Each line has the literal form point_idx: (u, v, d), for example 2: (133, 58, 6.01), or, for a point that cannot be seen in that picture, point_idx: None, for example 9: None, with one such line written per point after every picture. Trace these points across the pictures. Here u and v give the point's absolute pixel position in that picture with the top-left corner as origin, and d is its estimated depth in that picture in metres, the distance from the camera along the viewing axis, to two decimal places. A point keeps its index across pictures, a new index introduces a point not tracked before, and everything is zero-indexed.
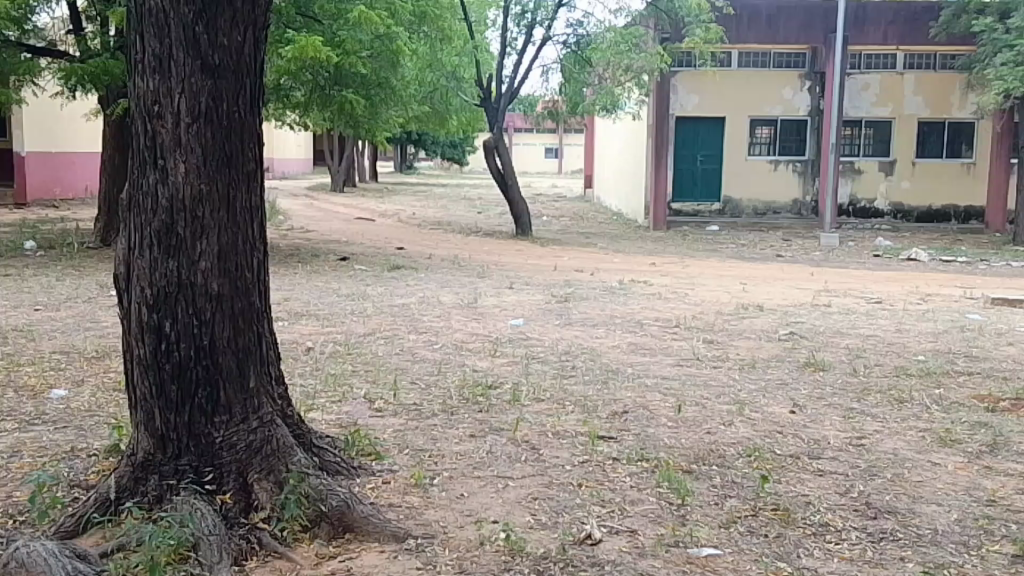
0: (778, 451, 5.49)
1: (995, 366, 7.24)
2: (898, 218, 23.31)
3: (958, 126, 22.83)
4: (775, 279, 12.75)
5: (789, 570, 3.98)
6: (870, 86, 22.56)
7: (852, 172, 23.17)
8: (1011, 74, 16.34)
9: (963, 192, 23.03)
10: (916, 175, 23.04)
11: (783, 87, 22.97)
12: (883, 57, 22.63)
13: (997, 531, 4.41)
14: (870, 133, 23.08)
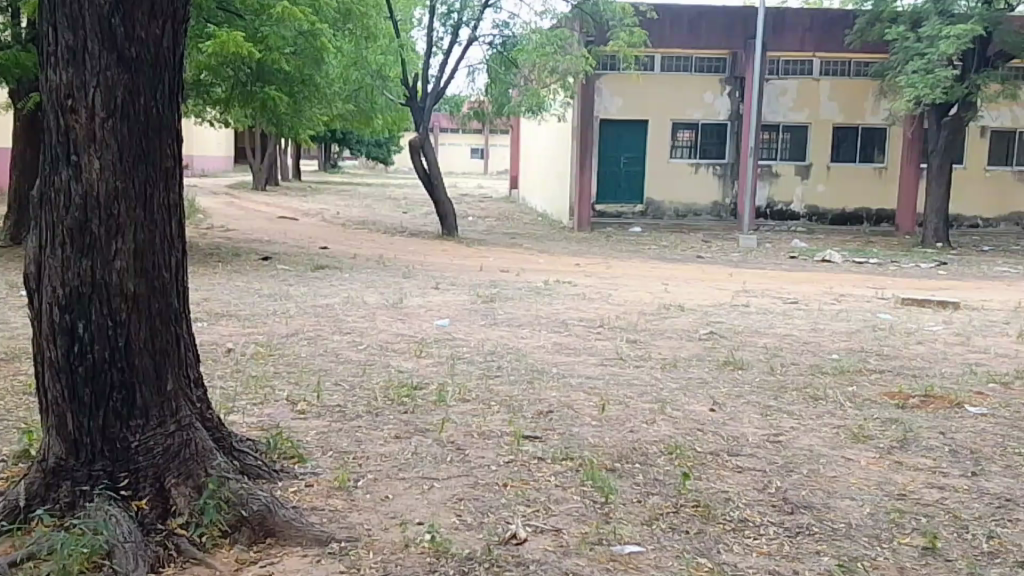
0: (698, 448, 5.63)
1: (903, 364, 7.58)
2: (813, 220, 24.17)
3: (870, 132, 23.80)
4: (695, 279, 13.07)
5: (710, 566, 4.08)
6: (788, 92, 23.39)
7: (770, 175, 23.93)
8: (920, 83, 17.09)
9: (874, 196, 24.03)
10: (830, 178, 23.95)
11: (704, 92, 23.56)
12: (799, 63, 23.39)
13: (907, 524, 4.62)
14: (787, 138, 23.88)
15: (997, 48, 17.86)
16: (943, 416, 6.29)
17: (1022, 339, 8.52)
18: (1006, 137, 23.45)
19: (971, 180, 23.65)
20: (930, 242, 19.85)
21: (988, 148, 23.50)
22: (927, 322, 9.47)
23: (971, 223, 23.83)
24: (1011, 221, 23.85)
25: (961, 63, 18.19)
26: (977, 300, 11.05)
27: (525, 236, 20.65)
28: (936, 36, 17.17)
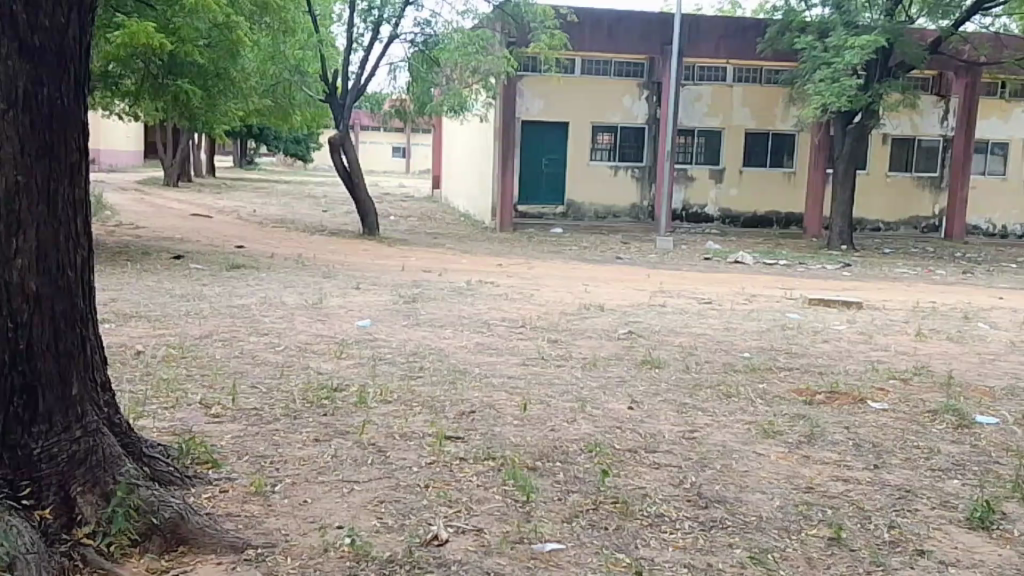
0: (617, 446, 5.73)
1: (811, 362, 7.89)
2: (726, 223, 24.89)
3: (781, 138, 24.64)
4: (615, 279, 13.33)
5: (627, 561, 4.16)
6: (702, 98, 24.00)
7: (686, 179, 24.55)
8: (827, 90, 17.78)
9: (784, 200, 24.87)
10: (743, 182, 24.71)
11: (623, 96, 23.97)
12: (714, 69, 24.13)
13: (814, 515, 4.81)
14: (702, 142, 24.51)
15: (898, 59, 18.76)
16: (848, 411, 6.56)
17: (919, 338, 8.97)
18: (906, 144, 24.60)
19: (873, 185, 24.75)
20: (835, 243, 20.65)
21: (889, 155, 24.63)
22: (834, 321, 9.86)
23: (873, 227, 24.95)
24: (910, 225, 25.00)
25: (865, 72, 19.03)
26: (880, 300, 11.57)
27: (447, 235, 20.59)
28: (842, 46, 17.87)
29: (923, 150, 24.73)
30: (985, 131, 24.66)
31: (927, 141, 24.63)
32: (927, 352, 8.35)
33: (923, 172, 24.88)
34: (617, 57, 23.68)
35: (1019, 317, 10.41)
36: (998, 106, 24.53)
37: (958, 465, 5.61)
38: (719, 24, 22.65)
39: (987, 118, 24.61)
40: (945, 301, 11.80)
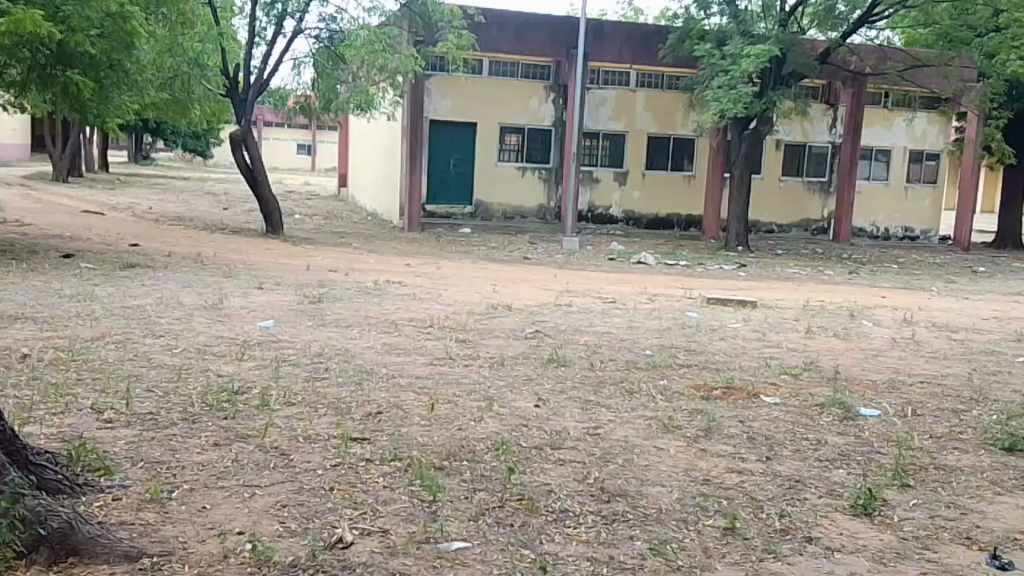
0: (523, 443, 5.80)
1: (709, 359, 8.18)
2: (630, 224, 25.44)
3: (682, 142, 25.38)
4: (521, 279, 13.45)
5: (532, 557, 4.22)
6: (607, 101, 24.52)
7: (592, 180, 25.01)
8: (725, 97, 18.39)
9: (685, 202, 25.65)
10: (646, 185, 25.33)
11: (530, 98, 24.21)
12: (618, 74, 24.62)
13: (711, 506, 5.00)
14: (607, 145, 24.98)
15: (791, 68, 19.60)
16: (743, 406, 6.83)
17: (810, 335, 9.39)
18: (797, 150, 25.74)
19: (768, 189, 25.79)
20: (732, 244, 21.38)
21: (782, 160, 25.73)
22: (731, 320, 10.22)
23: (767, 228, 26.02)
24: (801, 227, 26.16)
25: (761, 80, 19.82)
26: (773, 300, 12.06)
27: (354, 235, 20.33)
28: (739, 55, 18.52)
29: (813, 156, 25.89)
30: (869, 138, 26.03)
31: (817, 147, 25.80)
32: (816, 348, 8.77)
33: (813, 177, 26.03)
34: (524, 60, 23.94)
35: (899, 315, 11.04)
36: (881, 116, 25.95)
37: (844, 455, 5.93)
38: (623, 30, 23.07)
39: (872, 126, 25.99)
40: (832, 299, 12.41)
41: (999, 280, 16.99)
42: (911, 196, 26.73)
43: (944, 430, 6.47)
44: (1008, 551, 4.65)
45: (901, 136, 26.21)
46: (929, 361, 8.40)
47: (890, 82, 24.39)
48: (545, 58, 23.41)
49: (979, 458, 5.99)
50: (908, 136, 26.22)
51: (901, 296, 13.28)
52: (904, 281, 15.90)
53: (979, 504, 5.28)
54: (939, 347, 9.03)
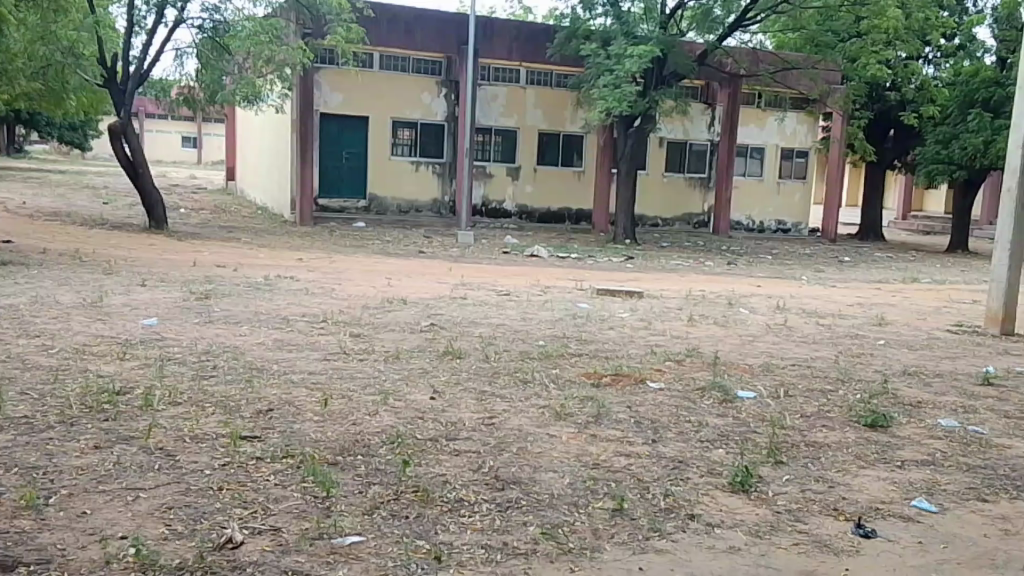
0: (417, 435, 5.85)
1: (598, 347, 8.44)
2: (523, 218, 25.76)
3: (571, 139, 25.86)
4: (416, 273, 13.43)
5: (427, 548, 4.30)
6: (498, 97, 24.69)
7: (484, 175, 25.16)
8: (610, 95, 18.80)
9: (575, 196, 26.16)
10: (538, 179, 25.69)
11: (421, 93, 24.17)
12: (508, 71, 24.80)
13: (600, 489, 5.21)
14: (499, 140, 25.24)
15: (672, 69, 20.34)
16: (630, 391, 7.10)
17: (692, 323, 9.82)
18: (679, 147, 26.69)
19: (653, 184, 26.62)
20: (620, 238, 21.95)
21: (666, 157, 26.61)
22: (619, 310, 10.55)
23: (652, 223, 26.85)
24: (684, 221, 27.15)
25: (644, 80, 20.50)
26: (658, 290, 12.49)
27: (243, 230, 19.79)
28: (622, 54, 18.99)
29: (694, 153, 26.94)
30: (745, 137, 27.23)
31: (697, 144, 26.86)
32: (698, 335, 9.19)
33: (693, 173, 27.08)
34: (415, 55, 23.79)
35: (773, 302, 11.67)
36: (756, 115, 27.18)
37: (723, 436, 6.27)
38: (512, 27, 23.26)
39: (748, 125, 27.18)
40: (714, 289, 12.97)
41: (862, 269, 18.14)
42: (784, 192, 28.17)
43: (813, 409, 6.93)
44: (870, 520, 5.05)
45: (773, 134, 27.57)
46: (799, 345, 8.94)
47: (763, 84, 25.59)
48: (435, 54, 23.40)
49: (844, 433, 6.46)
50: (778, 135, 27.63)
51: (776, 285, 14.00)
52: (779, 271, 16.78)
53: (844, 477, 5.70)
54: (808, 332, 9.61)
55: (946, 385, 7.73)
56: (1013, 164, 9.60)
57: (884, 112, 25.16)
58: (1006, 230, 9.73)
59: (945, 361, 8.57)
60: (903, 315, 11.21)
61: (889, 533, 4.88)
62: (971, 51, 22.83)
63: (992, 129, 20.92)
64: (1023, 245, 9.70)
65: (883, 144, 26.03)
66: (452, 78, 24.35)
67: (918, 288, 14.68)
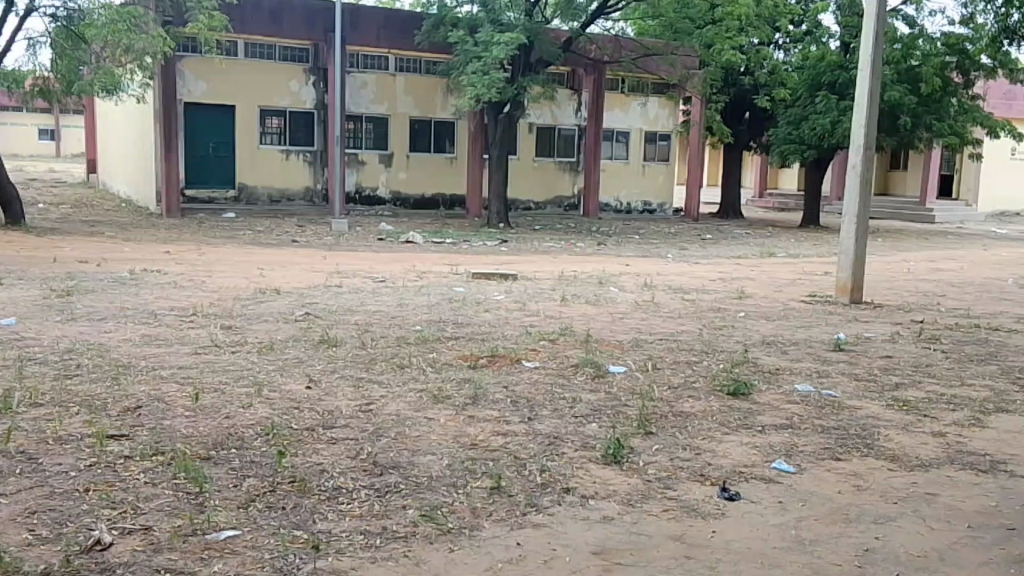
0: (293, 426, 5.82)
1: (474, 330, 8.57)
2: (398, 205, 25.62)
3: (442, 126, 25.83)
4: (289, 262, 13.19)
5: (305, 537, 4.32)
6: (368, 85, 24.53)
7: (356, 163, 24.91)
8: (480, 81, 18.90)
9: (447, 182, 26.17)
10: (410, 166, 25.59)
11: (288, 80, 23.62)
12: (375, 58, 24.66)
13: (479, 469, 5.34)
14: (370, 128, 25.00)
15: (538, 56, 20.65)
16: (506, 371, 7.28)
17: (564, 303, 10.09)
18: (548, 133, 27.17)
19: (524, 169, 26.99)
20: (494, 222, 22.16)
21: (536, 142, 27.03)
22: (494, 292, 10.71)
23: (525, 206, 27.23)
24: (555, 204, 27.68)
25: (512, 66, 20.71)
26: (532, 272, 12.74)
27: (109, 224, 18.89)
28: (490, 42, 19.13)
29: (562, 138, 27.45)
30: (610, 121, 28.02)
31: (565, 130, 27.40)
32: (570, 314, 9.46)
33: (563, 157, 27.61)
34: (281, 42, 23.26)
35: (641, 280, 12.12)
36: (620, 100, 28.02)
37: (596, 410, 6.53)
38: (379, 15, 22.99)
39: (611, 110, 28.02)
40: (587, 269, 13.32)
41: (725, 245, 19.00)
42: (649, 173, 29.10)
43: (680, 380, 7.30)
44: (734, 483, 5.39)
45: (638, 119, 28.48)
46: (666, 320, 9.34)
47: (627, 70, 26.37)
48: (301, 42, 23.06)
49: (709, 402, 6.82)
50: (642, 119, 28.55)
51: (645, 264, 14.52)
52: (646, 249, 17.39)
53: (710, 443, 6.04)
54: (675, 307, 10.04)
55: (801, 352, 8.27)
56: (857, 141, 10.30)
57: (738, 96, 26.33)
58: (853, 205, 10.47)
59: (800, 330, 9.15)
60: (762, 288, 11.85)
61: (751, 494, 5.23)
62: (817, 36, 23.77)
63: (838, 110, 22.30)
64: (867, 219, 10.48)
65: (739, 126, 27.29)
66: (320, 65, 23.89)
67: (777, 262, 15.52)
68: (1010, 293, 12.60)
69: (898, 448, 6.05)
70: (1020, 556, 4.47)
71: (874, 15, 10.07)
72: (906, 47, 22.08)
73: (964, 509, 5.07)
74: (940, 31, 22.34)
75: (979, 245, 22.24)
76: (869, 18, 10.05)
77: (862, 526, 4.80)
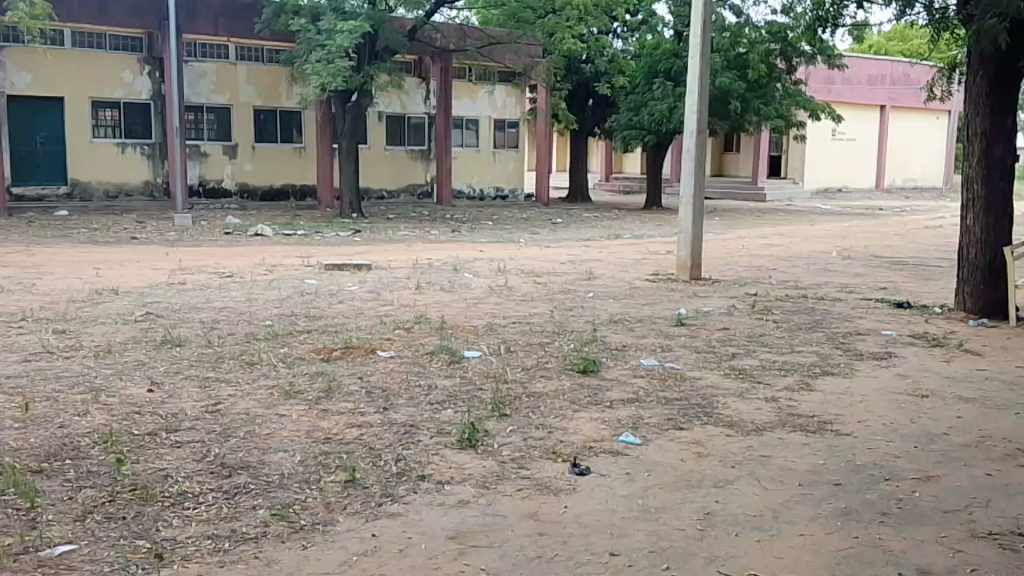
0: (134, 432, 5.62)
1: (326, 322, 8.51)
2: (245, 197, 24.91)
3: (287, 115, 25.26)
4: (128, 261, 12.60)
5: (147, 546, 4.18)
6: (207, 74, 23.66)
7: (199, 155, 24.00)
8: (324, 70, 18.60)
9: (296, 172, 25.65)
10: (257, 158, 24.91)
11: (120, 71, 22.46)
12: (216, 46, 23.72)
13: (332, 463, 5.33)
14: (212, 118, 24.09)
15: (383, 44, 20.49)
16: (361, 362, 7.28)
17: (419, 291, 10.13)
18: (398, 121, 27.04)
19: (375, 158, 26.73)
20: (346, 213, 21.81)
21: (386, 130, 26.87)
22: (347, 283, 10.63)
23: (378, 195, 27.01)
24: (408, 193, 27.59)
25: (356, 55, 20.40)
26: (386, 261, 12.71)
27: None
28: (333, 30, 18.82)
29: (412, 126, 27.42)
30: (459, 109, 28.12)
31: (415, 118, 27.41)
32: (425, 302, 9.53)
33: (414, 146, 27.59)
34: (111, 31, 22.04)
35: (495, 265, 12.31)
36: (468, 89, 28.20)
37: (451, 396, 6.63)
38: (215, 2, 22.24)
39: (460, 99, 28.11)
40: (441, 256, 13.40)
41: (574, 229, 19.53)
42: (500, 161, 29.48)
43: (533, 361, 7.53)
44: (584, 458, 5.61)
45: (485, 107, 28.76)
46: (519, 303, 9.57)
47: (472, 58, 26.57)
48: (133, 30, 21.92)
49: (561, 381, 7.08)
50: (490, 107, 28.85)
51: (498, 249, 14.76)
52: (499, 235, 17.67)
53: (562, 421, 6.26)
54: (528, 290, 10.29)
55: (646, 328, 8.68)
56: (691, 126, 10.83)
57: (582, 84, 27.02)
58: (689, 185, 11.00)
59: (645, 307, 9.58)
60: (610, 269, 12.29)
61: (601, 468, 5.46)
62: (652, 25, 24.82)
63: (674, 97, 23.58)
64: (703, 200, 11.02)
65: (583, 113, 27.85)
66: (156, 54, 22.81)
67: (624, 243, 16.13)
68: (837, 264, 13.61)
69: (735, 415, 6.46)
70: (845, 508, 4.87)
71: (701, 8, 10.59)
72: (733, 35, 23.32)
73: (796, 468, 5.48)
74: (764, 20, 23.67)
75: (809, 220, 23.83)
76: (697, 9, 10.53)
77: (703, 491, 5.12)
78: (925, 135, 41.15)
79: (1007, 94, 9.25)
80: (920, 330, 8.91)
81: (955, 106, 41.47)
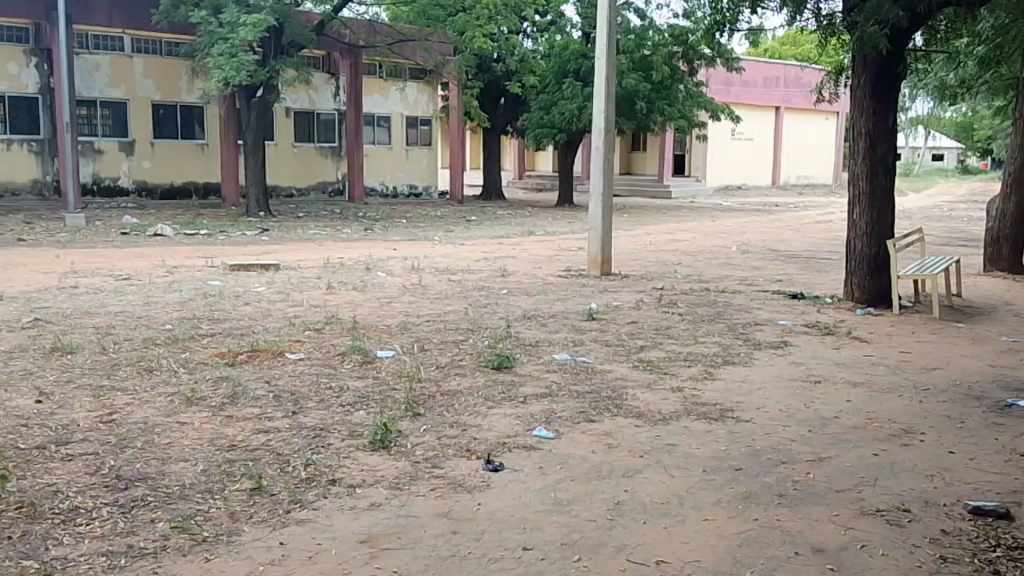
0: (19, 446, 5.32)
1: (230, 325, 8.25)
2: (144, 195, 23.98)
3: (189, 111, 24.39)
4: (16, 264, 11.93)
5: (35, 567, 3.96)
6: (100, 67, 22.68)
7: (92, 152, 23.00)
8: (228, 65, 18.05)
9: (198, 170, 24.83)
10: (156, 154, 24.01)
11: (3, 63, 21.29)
12: (110, 38, 22.77)
13: (236, 471, 5.17)
14: (107, 113, 23.14)
15: (289, 39, 20.10)
16: (267, 366, 7.09)
17: (329, 291, 9.95)
18: (307, 117, 26.53)
19: (282, 155, 26.15)
20: (252, 210, 21.21)
21: (294, 126, 26.32)
22: (253, 284, 10.35)
23: (287, 193, 26.44)
24: (318, 190, 27.12)
25: (261, 49, 19.94)
26: (294, 261, 12.43)
27: None
28: (235, 22, 18.21)
29: (321, 122, 26.92)
30: (370, 106, 27.72)
31: (324, 114, 26.91)
32: (335, 301, 9.36)
33: (325, 142, 27.09)
34: None
35: (407, 263, 12.20)
36: (378, 85, 27.81)
37: (363, 397, 6.53)
38: None
39: (371, 95, 27.71)
40: (351, 255, 13.18)
41: (486, 226, 19.52)
42: (412, 158, 29.25)
43: (447, 359, 7.49)
44: (497, 455, 5.60)
45: (397, 104, 28.44)
46: (433, 301, 9.51)
47: (382, 54, 26.29)
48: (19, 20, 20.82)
49: (474, 378, 7.05)
50: (402, 104, 28.54)
51: (411, 247, 14.63)
52: (412, 233, 17.50)
53: (475, 418, 6.24)
54: (440, 288, 10.24)
55: (559, 323, 8.75)
56: (599, 125, 10.97)
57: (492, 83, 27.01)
58: (599, 183, 11.10)
59: (557, 303, 9.66)
60: (522, 265, 12.35)
61: (514, 464, 5.46)
62: (560, 26, 25.07)
63: (583, 97, 23.84)
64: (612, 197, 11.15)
65: (495, 111, 27.89)
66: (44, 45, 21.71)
67: (536, 239, 16.22)
68: (741, 257, 14.03)
69: (643, 406, 6.57)
70: (747, 492, 5.02)
71: (607, 8, 10.70)
72: (638, 37, 23.79)
73: (701, 456, 5.61)
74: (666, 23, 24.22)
75: (712, 216, 24.52)
76: (603, 10, 10.64)
77: (613, 482, 5.18)
78: (817, 134, 42.88)
79: (890, 93, 9.72)
80: (815, 319, 9.26)
81: (845, 107, 43.36)
